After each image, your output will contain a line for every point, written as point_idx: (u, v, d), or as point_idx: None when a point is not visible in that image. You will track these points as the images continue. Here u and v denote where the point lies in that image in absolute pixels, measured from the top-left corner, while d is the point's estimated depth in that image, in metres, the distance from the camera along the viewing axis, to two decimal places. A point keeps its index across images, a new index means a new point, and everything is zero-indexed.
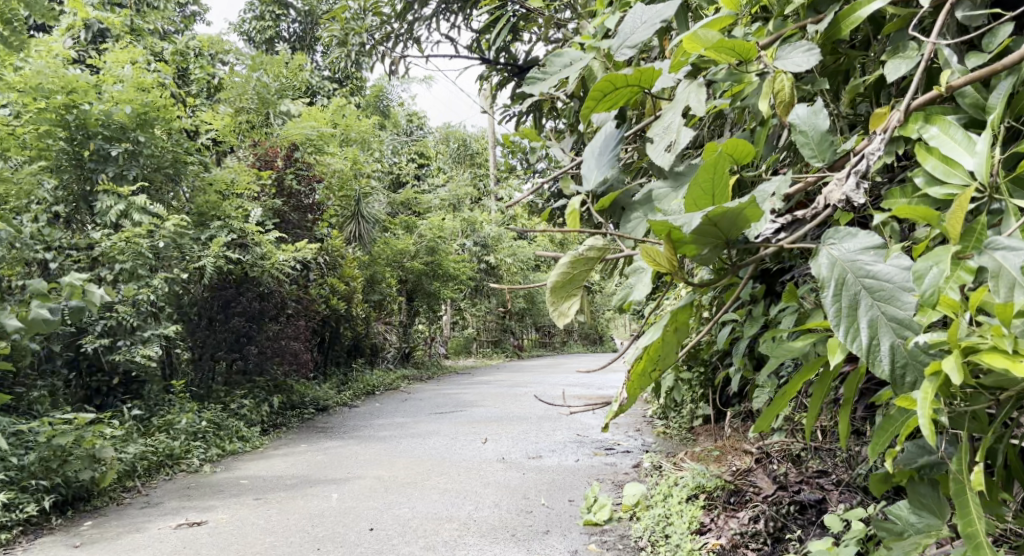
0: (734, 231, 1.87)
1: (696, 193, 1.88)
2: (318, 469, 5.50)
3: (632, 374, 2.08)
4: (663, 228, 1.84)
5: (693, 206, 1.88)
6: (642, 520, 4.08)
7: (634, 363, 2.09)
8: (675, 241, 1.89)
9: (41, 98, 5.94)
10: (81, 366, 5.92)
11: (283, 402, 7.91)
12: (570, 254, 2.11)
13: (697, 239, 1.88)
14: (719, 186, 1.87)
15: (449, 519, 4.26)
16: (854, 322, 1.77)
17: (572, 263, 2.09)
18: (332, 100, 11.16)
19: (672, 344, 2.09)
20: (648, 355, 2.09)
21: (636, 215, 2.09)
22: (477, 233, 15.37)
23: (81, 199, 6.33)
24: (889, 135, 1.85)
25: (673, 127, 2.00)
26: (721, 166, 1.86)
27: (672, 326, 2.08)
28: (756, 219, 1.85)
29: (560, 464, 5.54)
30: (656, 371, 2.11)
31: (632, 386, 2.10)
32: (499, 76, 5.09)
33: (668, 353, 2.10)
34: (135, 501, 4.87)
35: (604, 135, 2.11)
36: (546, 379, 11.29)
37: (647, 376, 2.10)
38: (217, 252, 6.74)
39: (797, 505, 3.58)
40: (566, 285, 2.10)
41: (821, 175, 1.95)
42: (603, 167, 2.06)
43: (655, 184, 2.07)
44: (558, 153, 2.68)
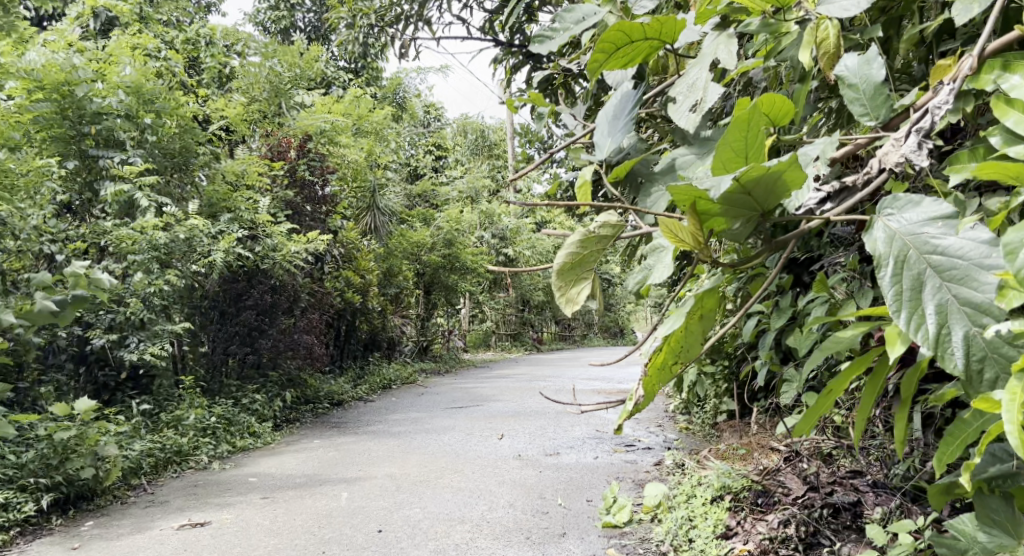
0: (770, 198, 1.72)
1: (725, 152, 1.73)
2: (328, 467, 5.33)
3: (650, 368, 1.90)
4: (686, 195, 1.71)
5: (723, 168, 1.75)
6: (663, 523, 3.86)
7: (653, 355, 1.90)
8: (700, 213, 1.73)
9: (36, 88, 5.68)
10: (88, 361, 5.77)
11: (296, 397, 7.75)
12: (580, 231, 1.93)
13: (725, 209, 1.73)
14: (752, 147, 1.73)
15: (461, 520, 4.07)
16: (919, 308, 1.71)
17: (583, 242, 1.92)
18: (347, 90, 10.99)
19: (695, 333, 1.92)
20: (669, 347, 1.91)
21: (657, 187, 1.93)
22: (495, 225, 15.22)
23: (87, 189, 6.14)
24: (958, 85, 1.73)
25: (698, 84, 1.87)
26: (754, 124, 1.72)
27: (696, 314, 1.91)
28: (793, 185, 1.72)
29: (578, 461, 5.35)
30: (678, 365, 1.94)
31: (650, 381, 1.91)
32: (514, 60, 4.90)
33: (692, 343, 1.92)
34: (140, 500, 4.71)
35: (620, 96, 1.93)
36: (565, 373, 11.06)
37: (666, 370, 1.92)
38: (227, 246, 6.50)
39: (830, 508, 3.38)
40: (576, 267, 1.94)
41: (874, 135, 1.81)
42: (616, 134, 1.89)
43: (679, 154, 1.93)
44: (569, 120, 2.52)
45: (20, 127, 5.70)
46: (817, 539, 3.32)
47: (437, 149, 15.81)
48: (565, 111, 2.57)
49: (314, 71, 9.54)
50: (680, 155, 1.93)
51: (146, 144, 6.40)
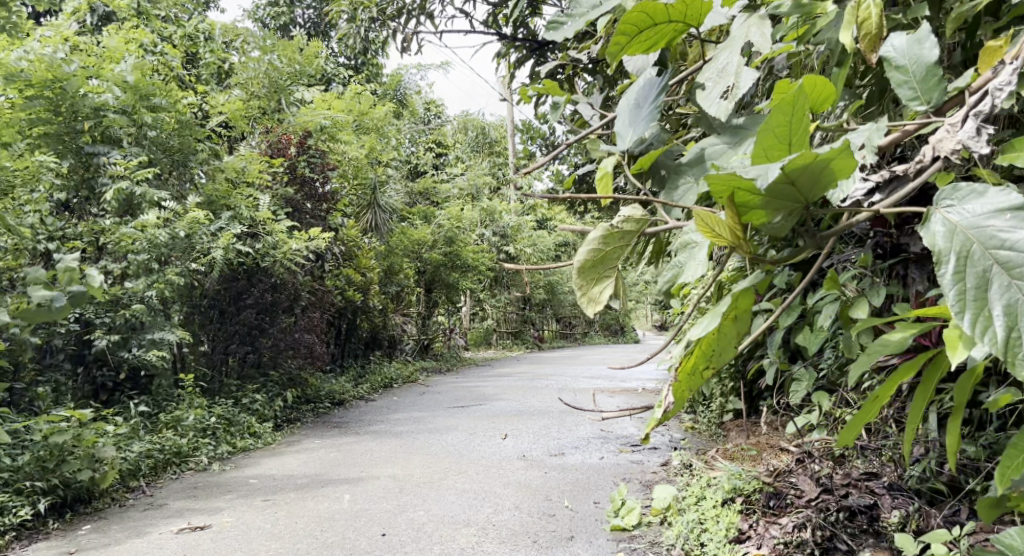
0: (814, 188, 1.72)
1: (767, 139, 1.71)
2: (330, 468, 5.25)
3: (680, 373, 1.88)
4: (726, 187, 1.70)
5: (765, 155, 1.72)
6: (673, 526, 3.78)
7: (683, 361, 1.88)
8: (739, 205, 1.74)
9: (25, 84, 5.57)
10: (86, 360, 5.67)
11: (297, 396, 7.67)
12: (603, 227, 1.95)
13: (767, 202, 1.73)
14: (798, 133, 1.71)
15: (466, 523, 3.99)
16: (984, 308, 1.70)
17: (605, 238, 1.94)
18: (346, 86, 10.89)
19: (729, 336, 1.88)
20: (700, 351, 1.88)
21: (686, 179, 1.89)
22: (496, 223, 15.07)
23: (84, 187, 6.06)
24: (1020, 64, 1.78)
25: (728, 69, 1.86)
26: (801, 107, 1.69)
27: (730, 315, 1.87)
28: (839, 175, 1.70)
29: (584, 462, 5.27)
30: (709, 370, 1.90)
31: (680, 387, 1.89)
32: (517, 54, 4.82)
33: (725, 347, 1.89)
34: (139, 502, 4.63)
35: (644, 83, 1.90)
36: (568, 373, 10.94)
37: (697, 376, 1.90)
38: (226, 243, 6.44)
39: (845, 512, 3.31)
40: (598, 265, 1.96)
41: (927, 120, 1.85)
42: (640, 123, 1.86)
43: (709, 143, 1.90)
44: (587, 110, 2.42)
45: (13, 123, 5.60)
46: (834, 543, 3.26)
47: (437, 147, 15.73)
48: (581, 100, 2.48)
49: (313, 66, 9.44)
50: (710, 144, 1.91)
51: (143, 140, 6.30)
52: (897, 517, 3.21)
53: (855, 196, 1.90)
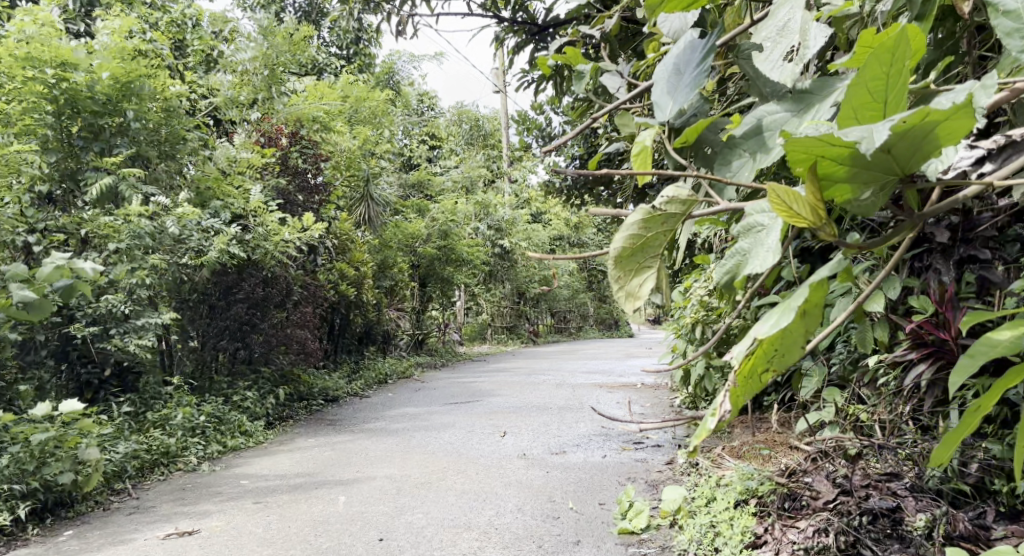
0: (912, 155, 1.64)
1: (861, 98, 1.65)
2: (325, 468, 5.07)
3: (738, 376, 1.81)
4: (812, 154, 1.63)
5: (859, 115, 1.66)
6: (684, 529, 3.62)
7: (742, 362, 1.80)
8: (825, 175, 1.66)
9: (25, 71, 5.51)
10: (70, 358, 5.49)
11: (290, 394, 7.47)
12: (642, 210, 1.96)
13: (857, 171, 1.66)
14: (893, 91, 1.64)
15: (467, 527, 3.83)
16: None
17: (646, 222, 1.95)
18: (339, 76, 10.72)
19: (797, 335, 1.78)
20: (762, 351, 1.79)
21: (739, 156, 1.88)
22: (490, 216, 14.84)
23: (68, 178, 5.86)
24: None
25: (787, 31, 1.92)
26: (896, 60, 1.63)
27: (801, 311, 1.77)
28: (944, 138, 1.62)
29: (586, 460, 5.10)
30: (770, 372, 1.82)
31: (737, 392, 1.82)
32: (517, 39, 4.66)
33: (790, 348, 1.80)
34: (124, 505, 4.46)
35: (685, 49, 1.93)
36: (564, 367, 10.77)
37: (755, 380, 1.82)
38: (223, 244, 6.31)
39: (867, 515, 3.14)
40: (639, 252, 1.98)
41: None
42: (682, 96, 1.87)
43: (765, 112, 1.86)
44: (615, 81, 2.39)
45: None
46: (858, 550, 3.06)
47: (430, 140, 15.55)
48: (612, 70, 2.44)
49: (305, 55, 9.26)
50: (767, 112, 1.86)
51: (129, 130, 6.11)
52: (924, 521, 3.04)
53: (959, 165, 1.86)
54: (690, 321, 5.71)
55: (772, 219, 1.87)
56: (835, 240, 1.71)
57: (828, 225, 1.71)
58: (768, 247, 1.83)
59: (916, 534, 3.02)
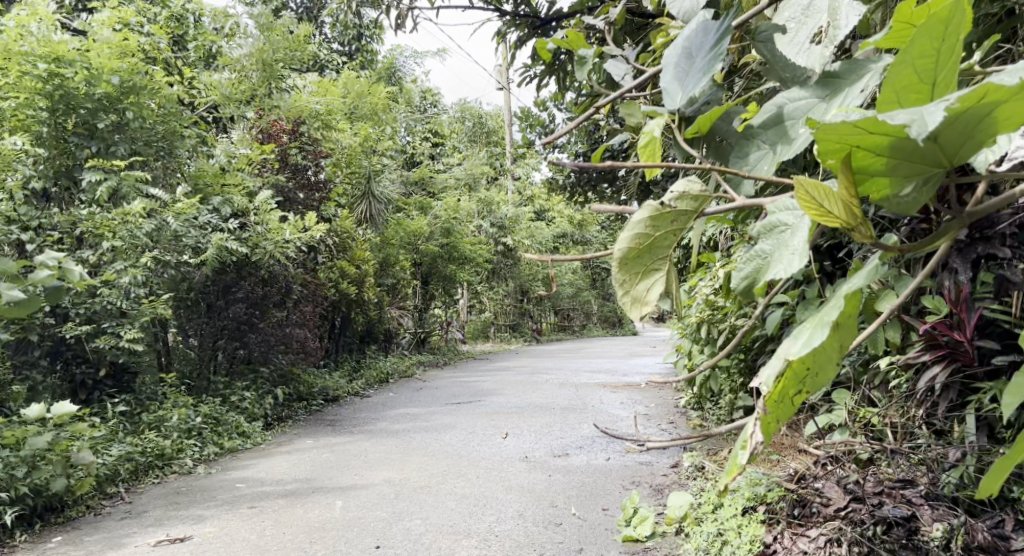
0: (963, 143, 1.57)
1: (908, 79, 1.58)
2: (322, 472, 4.97)
3: (768, 402, 1.71)
4: (850, 142, 1.58)
5: (904, 97, 1.59)
6: (690, 537, 3.51)
7: (774, 385, 1.71)
8: (862, 164, 1.61)
9: (20, 66, 5.39)
10: (64, 357, 5.38)
11: (290, 393, 7.36)
12: (649, 207, 1.86)
13: (899, 160, 1.60)
14: (941, 72, 1.57)
15: (466, 534, 3.72)
16: None
17: (654, 220, 1.85)
18: (340, 73, 10.63)
19: (831, 352, 1.71)
20: (795, 372, 1.71)
21: (759, 145, 1.83)
22: (494, 213, 14.74)
23: (62, 176, 5.76)
24: None
25: (810, 14, 1.91)
26: (948, 37, 1.56)
27: (835, 326, 1.71)
28: (1001, 125, 1.55)
29: (590, 463, 5.00)
30: (803, 396, 1.74)
31: (768, 419, 1.72)
32: (519, 33, 4.55)
33: (823, 368, 1.72)
34: (117, 510, 4.36)
35: (703, 34, 1.88)
36: (568, 366, 10.66)
37: (787, 404, 1.72)
38: (219, 239, 6.22)
39: (881, 524, 3.04)
40: (646, 254, 1.88)
41: None
42: (690, 86, 1.87)
43: (786, 100, 1.83)
44: (619, 69, 2.33)
45: None
46: None
47: (433, 137, 15.44)
48: (617, 57, 2.38)
49: (305, 51, 9.16)
50: (789, 100, 1.83)
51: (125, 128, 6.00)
52: (941, 531, 2.93)
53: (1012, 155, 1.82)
54: (696, 321, 5.61)
55: (798, 218, 1.79)
56: (872, 241, 1.67)
57: (864, 225, 1.67)
58: (794, 249, 1.76)
59: (932, 545, 2.92)
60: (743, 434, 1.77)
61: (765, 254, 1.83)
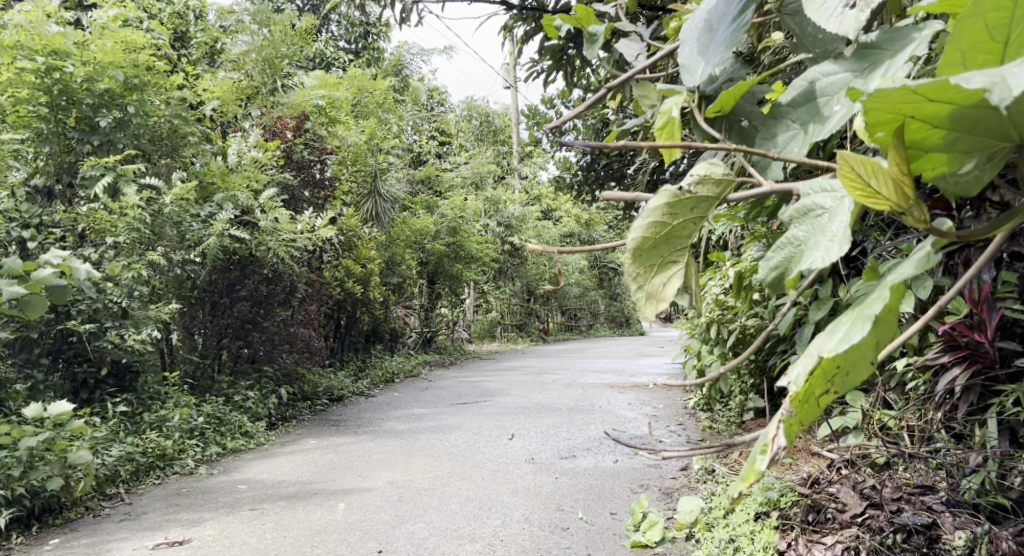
0: None
1: (975, 37, 1.44)
2: (324, 474, 4.89)
3: (794, 402, 1.61)
4: (908, 110, 1.43)
5: (970, 56, 1.45)
6: (702, 544, 3.42)
7: (802, 383, 1.60)
8: (918, 136, 1.47)
9: (19, 60, 5.30)
10: (65, 356, 5.28)
11: (293, 393, 7.28)
12: (667, 192, 1.77)
13: (963, 131, 1.45)
14: (1016, 27, 1.43)
15: (471, 538, 3.63)
16: None
17: (673, 205, 1.77)
18: (347, 70, 10.57)
19: (867, 350, 1.61)
20: (825, 371, 1.61)
21: (787, 124, 1.76)
22: (501, 212, 14.69)
23: (63, 172, 5.67)
24: None
25: None
26: None
27: (877, 320, 1.60)
28: None
29: (597, 465, 4.91)
30: (830, 398, 1.63)
31: (791, 422, 1.61)
32: (527, 27, 4.46)
33: (856, 367, 1.62)
34: (115, 512, 4.28)
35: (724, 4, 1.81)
36: (576, 366, 10.58)
37: (812, 406, 1.62)
38: (221, 229, 6.10)
39: (901, 533, 2.96)
40: (665, 243, 1.79)
41: None
42: (713, 59, 1.81)
43: (817, 75, 1.75)
44: (632, 48, 2.27)
45: None
46: None
47: (441, 135, 15.37)
48: (630, 36, 2.32)
49: (311, 48, 9.09)
50: (822, 75, 1.75)
51: None
52: (964, 540, 2.84)
53: None
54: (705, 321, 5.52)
55: (837, 201, 1.66)
56: (925, 226, 1.51)
57: (916, 208, 1.53)
58: (832, 236, 1.63)
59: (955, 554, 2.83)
60: (762, 437, 1.66)
61: (799, 241, 1.69)
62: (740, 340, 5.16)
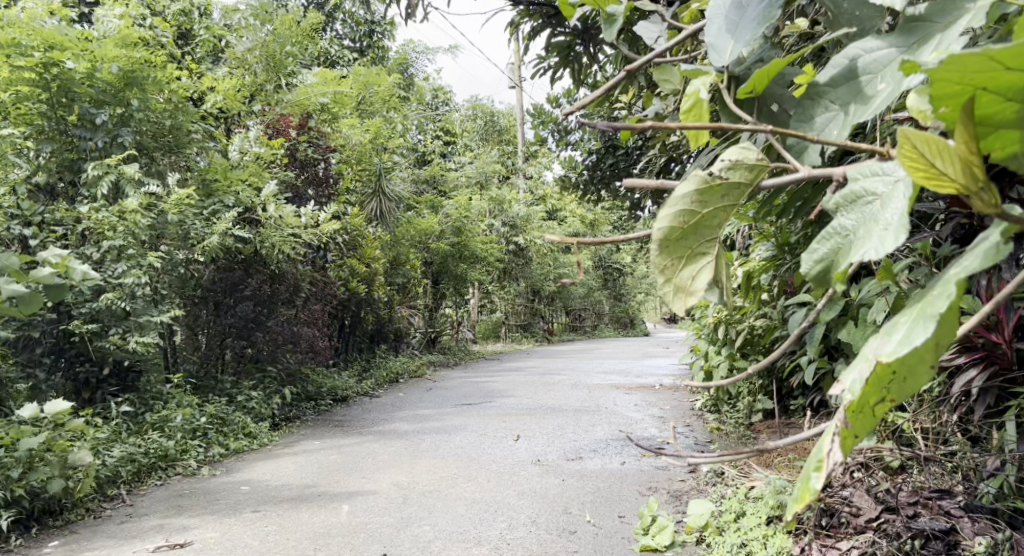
0: None
1: None
2: (328, 475, 4.83)
3: (848, 413, 1.55)
4: (989, 77, 1.39)
5: None
6: (713, 548, 3.35)
7: (856, 394, 1.53)
8: (997, 108, 1.43)
9: (18, 55, 5.24)
10: (67, 355, 5.22)
11: (297, 393, 7.22)
12: (698, 180, 1.72)
13: None
14: None
15: (476, 542, 3.57)
16: None
17: (704, 193, 1.72)
18: (351, 68, 10.52)
19: (927, 354, 1.49)
20: (881, 380, 1.52)
21: (830, 105, 1.71)
22: (505, 213, 14.67)
23: (64, 170, 5.61)
24: None
25: None
26: None
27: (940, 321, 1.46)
28: None
29: (604, 466, 4.84)
30: (887, 404, 1.55)
31: (847, 434, 1.56)
32: (534, 22, 4.39)
33: (914, 373, 1.51)
34: (116, 514, 4.22)
35: None
36: (582, 366, 10.52)
37: (869, 414, 1.56)
38: (224, 229, 6.05)
39: (919, 538, 2.87)
40: (695, 233, 1.75)
41: None
42: (745, 37, 1.79)
43: (860, 52, 1.68)
44: (653, 30, 2.23)
45: None
46: None
47: (445, 135, 15.30)
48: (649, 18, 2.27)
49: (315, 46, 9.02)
50: (865, 52, 1.67)
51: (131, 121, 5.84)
52: (985, 545, 2.75)
53: None
54: (713, 321, 5.46)
55: (890, 186, 1.58)
56: (995, 210, 1.45)
57: (986, 190, 1.46)
58: (885, 224, 1.54)
59: None
60: (818, 448, 1.60)
61: (847, 230, 1.59)
62: (749, 341, 5.09)
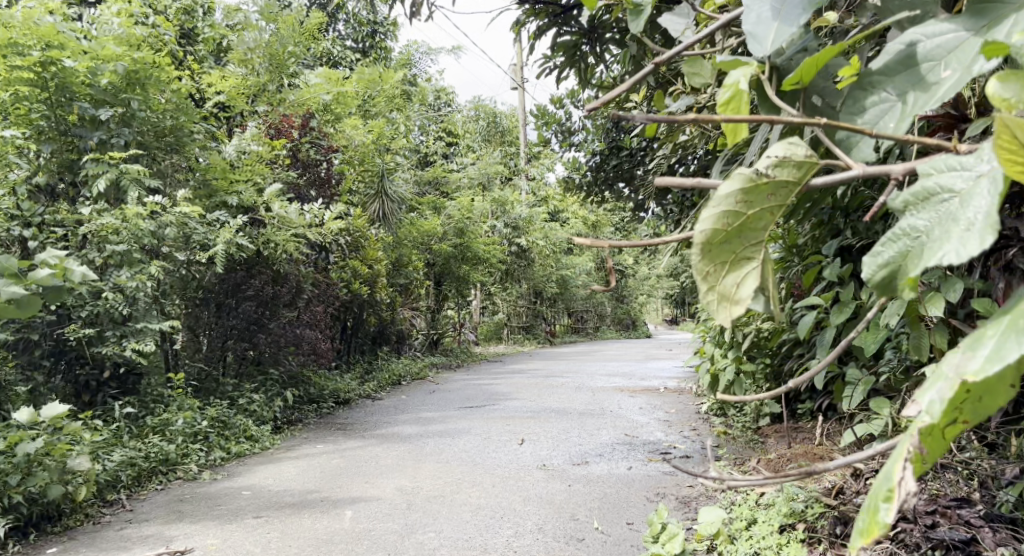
0: None
1: None
2: (331, 480, 4.76)
3: (925, 437, 1.35)
4: None
5: None
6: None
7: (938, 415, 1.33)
8: None
9: (15, 55, 5.16)
10: (66, 357, 5.15)
11: (298, 396, 7.15)
12: (742, 177, 1.59)
13: None
14: None
15: (483, 549, 3.50)
16: None
17: (748, 191, 1.59)
18: (353, 68, 10.45)
19: (1013, 372, 1.33)
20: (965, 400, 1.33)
21: (885, 94, 1.57)
22: (508, 214, 14.61)
23: (63, 170, 5.54)
24: None
25: None
26: None
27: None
28: None
29: (610, 471, 4.77)
30: (961, 428, 1.37)
31: (921, 461, 1.36)
32: (541, 20, 4.32)
33: (996, 393, 1.34)
34: (116, 520, 4.16)
35: None
36: (585, 368, 10.45)
37: (943, 439, 1.36)
38: (229, 237, 5.99)
39: (939, 549, 2.80)
40: (738, 236, 1.62)
41: None
42: (791, 22, 1.71)
43: (920, 37, 1.55)
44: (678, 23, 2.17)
45: None
46: None
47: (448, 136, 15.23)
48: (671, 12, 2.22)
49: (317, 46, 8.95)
50: (926, 37, 1.55)
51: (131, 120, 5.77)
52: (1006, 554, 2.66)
53: None
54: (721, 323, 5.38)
55: (969, 182, 1.38)
56: None
57: None
58: (967, 224, 1.35)
59: None
60: (881, 480, 1.39)
61: (918, 231, 1.40)
62: (757, 344, 5.02)
